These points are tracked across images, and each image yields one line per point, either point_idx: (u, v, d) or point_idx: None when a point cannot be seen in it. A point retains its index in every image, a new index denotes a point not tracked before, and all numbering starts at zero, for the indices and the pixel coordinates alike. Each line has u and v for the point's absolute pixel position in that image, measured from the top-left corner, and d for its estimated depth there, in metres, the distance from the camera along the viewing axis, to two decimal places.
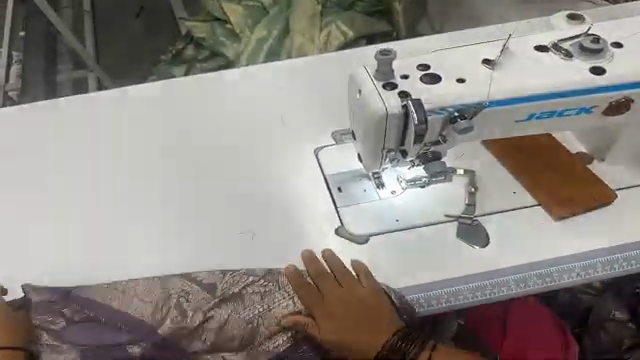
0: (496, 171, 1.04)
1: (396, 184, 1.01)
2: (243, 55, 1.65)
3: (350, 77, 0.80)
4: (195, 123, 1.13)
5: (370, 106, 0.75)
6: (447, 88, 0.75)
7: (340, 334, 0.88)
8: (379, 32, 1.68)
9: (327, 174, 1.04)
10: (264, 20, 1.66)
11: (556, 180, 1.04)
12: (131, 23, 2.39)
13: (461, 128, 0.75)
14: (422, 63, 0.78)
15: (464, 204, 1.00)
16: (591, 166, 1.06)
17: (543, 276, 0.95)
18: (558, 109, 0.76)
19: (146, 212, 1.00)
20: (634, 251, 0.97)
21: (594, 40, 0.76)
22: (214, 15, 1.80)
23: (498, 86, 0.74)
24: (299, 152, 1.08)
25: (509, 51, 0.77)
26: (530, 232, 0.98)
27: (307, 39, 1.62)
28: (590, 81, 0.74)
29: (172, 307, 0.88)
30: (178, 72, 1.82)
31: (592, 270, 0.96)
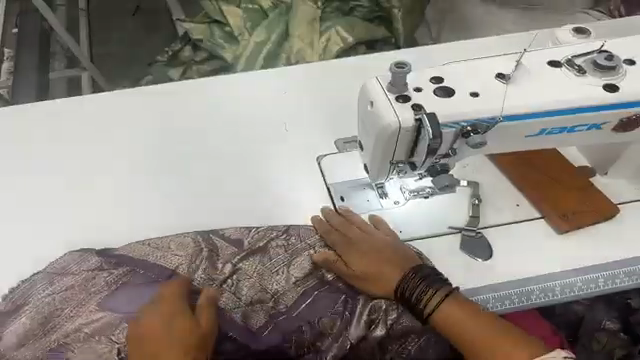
0: (497, 185, 1.10)
1: (399, 194, 1.07)
2: (241, 59, 1.84)
3: (362, 88, 0.81)
4: (210, 132, 1.19)
5: (383, 118, 0.77)
6: (460, 102, 0.76)
7: (365, 268, 0.94)
8: (378, 38, 1.87)
9: (333, 184, 1.09)
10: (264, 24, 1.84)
11: (563, 197, 1.08)
12: (128, 22, 2.61)
13: (476, 143, 0.76)
14: (436, 76, 0.79)
15: (469, 216, 1.05)
16: (594, 180, 1.11)
17: (545, 291, 0.99)
18: (569, 125, 0.77)
19: (162, 214, 1.06)
20: (635, 267, 1.02)
21: (608, 57, 0.76)
22: (213, 18, 1.99)
23: (511, 101, 0.75)
24: (305, 160, 1.14)
25: (523, 65, 0.78)
26: (533, 244, 1.03)
27: (306, 43, 1.78)
28: (603, 98, 0.75)
29: (204, 259, 0.95)
30: (175, 73, 2.01)
31: (594, 285, 1.00)
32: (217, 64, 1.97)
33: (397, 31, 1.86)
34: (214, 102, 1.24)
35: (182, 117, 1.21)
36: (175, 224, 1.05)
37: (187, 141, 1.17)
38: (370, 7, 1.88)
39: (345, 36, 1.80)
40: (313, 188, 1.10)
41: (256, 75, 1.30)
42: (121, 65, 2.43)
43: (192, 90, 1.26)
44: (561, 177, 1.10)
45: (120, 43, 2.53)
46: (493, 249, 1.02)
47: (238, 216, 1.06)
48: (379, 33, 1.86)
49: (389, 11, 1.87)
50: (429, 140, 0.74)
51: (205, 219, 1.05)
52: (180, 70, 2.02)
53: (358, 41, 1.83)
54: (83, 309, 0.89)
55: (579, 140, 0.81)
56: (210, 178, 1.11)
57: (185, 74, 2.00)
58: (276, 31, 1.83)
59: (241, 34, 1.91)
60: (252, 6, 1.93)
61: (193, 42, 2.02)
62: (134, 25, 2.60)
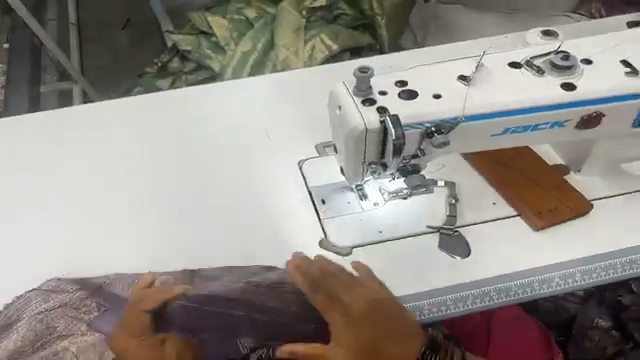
0: (474, 185, 1.09)
1: (378, 195, 1.06)
2: (228, 69, 1.85)
3: (330, 93, 0.83)
4: (191, 137, 1.17)
5: (350, 121, 0.78)
6: (422, 105, 0.77)
7: (363, 342, 0.82)
8: (364, 45, 1.87)
9: (313, 187, 1.09)
10: (250, 34, 1.86)
11: (539, 195, 1.07)
12: (118, 34, 2.62)
13: (439, 143, 0.78)
14: (399, 80, 0.81)
15: (446, 215, 1.04)
16: (568, 178, 1.10)
17: (523, 287, 0.99)
18: (533, 124, 0.78)
19: (141, 222, 1.04)
20: (614, 260, 1.01)
21: (564, 57, 0.78)
22: (200, 29, 2.03)
23: (472, 101, 0.77)
24: (286, 164, 1.13)
25: (484, 67, 0.79)
26: (512, 242, 1.03)
27: (292, 52, 1.80)
28: (560, 96, 0.76)
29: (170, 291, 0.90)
30: (164, 83, 2.02)
31: (572, 279, 1.00)
32: (204, 74, 1.97)
33: (381, 38, 1.86)
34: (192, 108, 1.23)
35: (160, 124, 1.20)
36: (152, 233, 1.03)
37: (163, 149, 1.16)
38: (354, 15, 1.90)
39: (329, 44, 1.81)
40: (293, 192, 1.09)
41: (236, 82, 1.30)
42: (109, 76, 2.45)
43: (169, 98, 1.24)
44: (536, 176, 1.10)
45: (107, 55, 2.54)
46: (472, 247, 1.02)
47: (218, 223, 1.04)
48: (363, 40, 1.86)
49: (372, 19, 1.86)
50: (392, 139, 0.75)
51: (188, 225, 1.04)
52: (169, 80, 2.03)
53: (343, 48, 1.83)
54: (75, 328, 0.90)
55: (550, 136, 0.81)
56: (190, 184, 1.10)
57: (173, 84, 2.00)
58: (261, 41, 1.86)
59: (227, 44, 1.94)
60: (238, 17, 1.98)
61: (181, 53, 2.05)
62: (122, 38, 2.61)
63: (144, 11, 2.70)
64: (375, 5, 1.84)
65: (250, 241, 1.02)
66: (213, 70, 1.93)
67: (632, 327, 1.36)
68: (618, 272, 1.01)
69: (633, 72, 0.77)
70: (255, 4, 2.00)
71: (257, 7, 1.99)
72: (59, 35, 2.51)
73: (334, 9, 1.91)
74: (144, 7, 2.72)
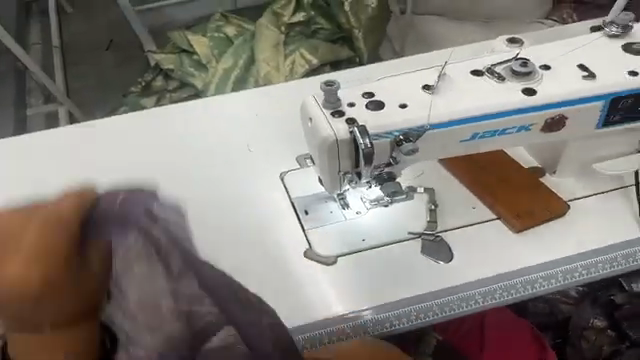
0: (451, 190, 1.02)
1: (360, 204, 1.01)
2: (211, 85, 1.85)
3: (301, 106, 0.85)
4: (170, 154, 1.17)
5: (321, 132, 0.79)
6: (388, 115, 0.79)
7: None
8: (344, 58, 1.88)
9: (295, 198, 1.06)
10: (231, 50, 1.89)
11: (512, 198, 0.99)
12: (102, 54, 2.62)
13: (408, 150, 0.79)
14: (367, 91, 0.82)
15: (426, 220, 0.99)
16: (543, 179, 1.01)
17: (510, 288, 0.91)
18: (500, 128, 0.79)
19: None
20: (616, 253, 0.92)
21: (522, 64, 0.79)
22: (181, 48, 2.04)
23: (436, 109, 0.78)
24: (266, 176, 1.12)
25: (447, 76, 0.81)
26: (494, 247, 0.95)
27: (272, 68, 1.82)
28: (522, 101, 0.77)
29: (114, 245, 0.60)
30: (148, 102, 1.99)
31: (571, 276, 0.91)
32: (189, 91, 1.97)
33: (360, 51, 1.85)
34: (171, 126, 1.23)
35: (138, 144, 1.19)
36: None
37: (140, 168, 1.15)
38: (331, 29, 1.90)
39: (309, 58, 1.83)
40: (274, 203, 1.06)
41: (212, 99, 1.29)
42: (96, 97, 2.44)
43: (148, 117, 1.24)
44: (509, 178, 1.02)
45: (91, 76, 2.53)
46: (455, 251, 0.95)
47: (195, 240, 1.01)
48: (343, 53, 1.87)
49: (350, 32, 1.86)
50: (361, 148, 0.77)
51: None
52: (153, 98, 2.00)
53: (323, 62, 1.85)
54: None
55: (521, 139, 0.81)
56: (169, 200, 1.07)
57: (158, 102, 1.98)
58: (243, 57, 1.88)
59: (209, 61, 1.95)
60: (218, 35, 2.01)
61: (165, 71, 2.06)
62: (107, 58, 2.60)
63: (127, 31, 2.70)
64: (351, 16, 1.82)
65: (231, 254, 0.98)
66: (197, 87, 1.93)
67: (628, 326, 1.30)
68: (606, 268, 0.92)
69: (590, 76, 0.77)
70: (234, 21, 2.06)
71: (237, 25, 2.04)
72: (43, 59, 2.60)
73: (312, 24, 1.91)
74: (128, 28, 2.73)
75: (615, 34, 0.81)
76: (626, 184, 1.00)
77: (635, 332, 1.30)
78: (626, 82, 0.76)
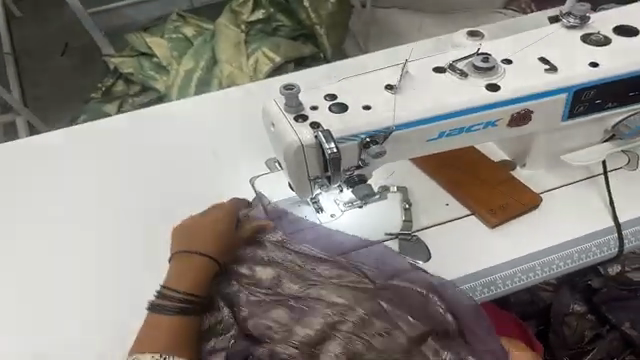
0: (425, 187, 1.01)
1: (334, 206, 0.97)
2: (173, 89, 1.76)
3: (262, 111, 0.81)
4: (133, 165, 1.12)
5: (285, 138, 0.76)
6: (353, 118, 0.76)
7: None
8: (308, 55, 1.83)
9: (270, 204, 0.97)
10: (190, 51, 1.80)
11: (485, 193, 0.98)
12: (57, 60, 2.49)
13: (376, 153, 0.77)
14: (329, 93, 0.79)
15: (401, 220, 0.96)
16: (514, 173, 1.00)
17: (488, 285, 0.90)
18: (466, 125, 0.77)
19: (82, 261, 0.96)
20: (591, 242, 0.92)
21: (484, 59, 0.77)
22: (139, 51, 1.96)
23: (401, 109, 0.76)
24: (236, 183, 1.08)
25: (409, 74, 0.79)
26: (469, 244, 0.93)
27: (236, 68, 1.75)
28: (486, 97, 0.75)
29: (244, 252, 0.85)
30: (110, 108, 1.89)
31: (548, 268, 0.91)
32: (152, 94, 1.88)
33: (323, 46, 1.81)
34: (131, 135, 1.17)
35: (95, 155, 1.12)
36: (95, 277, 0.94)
37: (99, 182, 1.08)
38: (292, 25, 1.86)
39: (272, 56, 1.77)
40: None
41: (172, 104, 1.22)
42: (55, 104, 2.32)
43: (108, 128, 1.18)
44: (481, 172, 1.00)
45: (47, 82, 2.40)
46: (432, 250, 0.93)
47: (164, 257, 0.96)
48: (305, 50, 1.82)
49: (311, 29, 1.83)
50: (327, 153, 0.73)
51: (133, 266, 0.95)
52: (116, 104, 1.90)
53: (286, 60, 1.79)
54: None
55: (490, 135, 0.80)
56: (134, 215, 1.02)
57: (121, 108, 1.88)
58: (204, 58, 1.80)
59: (169, 63, 1.87)
60: (177, 35, 1.93)
61: (125, 76, 1.98)
62: (63, 64, 2.47)
63: (83, 34, 2.57)
64: (311, 12, 1.81)
65: None
66: (160, 90, 1.85)
67: (606, 310, 1.34)
68: (583, 259, 0.91)
69: (552, 69, 0.76)
70: (191, 21, 1.99)
71: (195, 25, 1.97)
72: None
73: (272, 21, 1.87)
74: (82, 30, 2.60)
75: (573, 25, 0.80)
76: (594, 174, 0.99)
77: (615, 315, 1.33)
78: (589, 72, 0.76)
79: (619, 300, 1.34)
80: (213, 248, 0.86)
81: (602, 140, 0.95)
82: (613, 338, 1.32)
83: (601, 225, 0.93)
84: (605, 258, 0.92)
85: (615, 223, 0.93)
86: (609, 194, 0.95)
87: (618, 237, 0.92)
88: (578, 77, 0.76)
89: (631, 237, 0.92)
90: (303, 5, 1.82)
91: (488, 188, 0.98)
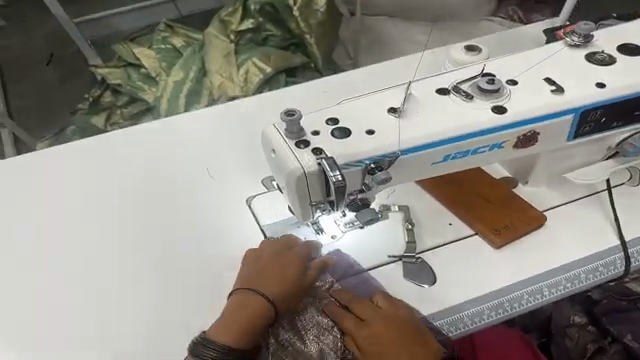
0: (427, 207, 0.99)
1: (334, 227, 0.96)
2: (162, 99, 1.71)
3: (262, 135, 0.78)
4: (128, 186, 1.09)
5: (287, 165, 0.74)
6: (355, 143, 0.74)
7: None
8: (298, 64, 1.75)
9: (268, 229, 0.99)
10: (179, 63, 1.75)
11: (489, 209, 0.96)
12: (42, 70, 2.44)
13: (381, 179, 0.74)
14: (331, 117, 0.77)
15: (405, 242, 0.94)
16: (516, 190, 0.99)
17: (496, 308, 0.88)
18: (471, 148, 0.76)
19: (78, 291, 0.94)
20: (596, 262, 0.91)
21: (489, 81, 0.76)
22: (127, 61, 1.92)
23: (405, 133, 0.74)
24: (233, 205, 1.05)
25: (412, 97, 0.77)
26: (475, 265, 0.91)
27: (226, 78, 1.68)
28: (493, 121, 0.74)
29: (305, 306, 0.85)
30: (98, 120, 1.86)
31: (556, 289, 0.89)
32: (141, 106, 1.84)
33: (313, 55, 1.74)
34: (126, 157, 1.15)
35: (88, 179, 1.11)
36: (93, 307, 0.92)
37: (93, 207, 1.06)
38: (282, 35, 1.77)
39: (262, 67, 1.69)
40: (245, 234, 1.00)
41: (167, 124, 1.21)
42: (41, 116, 2.26)
43: (103, 149, 1.17)
44: (485, 189, 0.99)
45: (34, 93, 2.35)
46: (436, 272, 0.91)
47: (163, 284, 0.95)
48: (296, 60, 1.73)
49: (301, 37, 1.75)
50: (332, 181, 0.71)
51: (133, 294, 0.94)
52: (103, 116, 1.87)
53: (278, 71, 1.71)
54: None
55: (495, 156, 0.78)
56: (130, 242, 1.00)
57: (109, 120, 1.85)
58: (193, 69, 1.74)
59: (158, 74, 1.83)
60: (165, 46, 1.89)
61: (113, 86, 1.93)
62: (49, 74, 2.41)
63: (69, 43, 2.52)
64: (301, 22, 1.73)
65: (200, 296, 0.93)
66: (149, 102, 1.81)
67: (606, 322, 1.31)
68: (590, 278, 0.90)
69: (559, 90, 0.75)
70: (180, 31, 1.94)
71: (184, 35, 1.93)
72: None
73: (262, 31, 1.78)
74: (69, 39, 2.54)
75: (576, 44, 0.79)
76: (599, 190, 0.98)
77: (615, 327, 1.29)
78: (596, 94, 0.75)
79: (619, 311, 1.31)
80: (281, 297, 0.82)
81: (605, 157, 0.94)
82: (615, 351, 1.27)
83: (608, 243, 0.92)
84: (611, 277, 0.91)
85: (620, 241, 0.92)
86: (614, 211, 0.95)
87: (624, 255, 0.91)
88: (586, 98, 0.75)
89: (637, 255, 0.92)
90: (293, 14, 1.73)
91: (490, 204, 0.97)
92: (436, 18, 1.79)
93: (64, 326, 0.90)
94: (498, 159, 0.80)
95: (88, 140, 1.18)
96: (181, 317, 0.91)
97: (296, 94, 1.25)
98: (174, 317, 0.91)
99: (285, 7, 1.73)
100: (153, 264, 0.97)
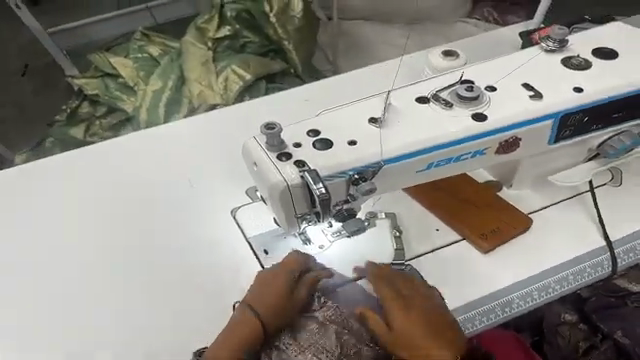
0: (413, 213, 0.99)
1: (322, 237, 0.95)
2: (142, 110, 1.68)
3: (242, 149, 0.77)
4: (107, 202, 1.06)
5: (269, 178, 0.72)
6: (338, 155, 0.73)
7: None
8: (278, 70, 1.73)
9: (255, 241, 0.98)
10: (157, 72, 1.72)
11: (475, 214, 0.97)
12: (17, 81, 2.37)
13: (365, 190, 0.73)
14: (313, 128, 0.76)
15: (393, 250, 0.93)
16: (501, 193, 1.00)
17: (486, 313, 0.88)
18: (455, 155, 0.76)
19: (58, 313, 0.91)
20: (584, 264, 0.92)
21: (469, 88, 0.76)
22: (104, 71, 1.88)
23: (388, 143, 0.73)
24: (216, 218, 1.03)
25: (393, 106, 0.77)
26: (463, 271, 0.91)
27: (205, 86, 1.65)
28: (474, 128, 0.74)
29: (305, 320, 0.80)
30: (76, 132, 1.81)
31: (546, 292, 0.90)
32: (120, 116, 1.80)
33: (293, 61, 1.73)
34: (105, 172, 1.12)
35: (66, 196, 1.08)
36: (75, 329, 0.89)
37: (71, 225, 1.03)
38: (260, 41, 1.76)
39: (242, 74, 1.66)
40: (230, 248, 0.98)
41: (146, 137, 1.18)
42: (17, 129, 2.20)
43: (81, 165, 1.13)
44: (470, 193, 0.99)
45: (8, 106, 2.28)
46: (425, 279, 0.91)
47: (147, 302, 0.92)
48: (275, 66, 1.71)
49: (280, 43, 1.74)
50: (316, 194, 0.70)
51: (116, 314, 0.91)
52: (81, 127, 1.82)
53: (258, 77, 1.69)
54: None
55: (479, 163, 0.79)
56: (110, 259, 0.97)
57: (88, 132, 1.80)
58: (171, 78, 1.71)
59: (136, 83, 1.79)
60: (141, 55, 1.86)
61: (90, 97, 1.88)
62: (24, 86, 2.35)
63: (43, 54, 2.46)
64: (279, 28, 1.72)
65: (186, 313, 0.90)
66: (128, 112, 1.77)
67: (597, 319, 1.34)
68: (579, 280, 0.91)
69: (537, 96, 0.76)
70: (156, 39, 1.91)
71: (161, 44, 1.90)
72: None
73: (240, 37, 1.77)
74: (43, 50, 2.48)
75: (551, 49, 0.80)
76: (582, 191, 1.00)
77: (606, 324, 1.32)
78: (574, 98, 0.75)
79: (610, 308, 1.33)
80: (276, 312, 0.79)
81: (587, 158, 0.96)
82: (607, 348, 1.29)
83: (593, 244, 0.93)
84: (599, 278, 0.92)
85: (606, 242, 0.93)
86: (598, 212, 0.96)
87: (611, 256, 0.92)
88: (565, 102, 0.75)
89: (623, 255, 0.93)
90: (270, 20, 1.71)
91: (475, 209, 0.98)
92: (412, 21, 1.81)
93: (43, 352, 0.87)
94: (481, 165, 0.80)
95: (64, 155, 1.15)
96: (167, 336, 0.88)
97: (277, 103, 1.24)
98: (159, 335, 0.88)
99: (262, 14, 1.72)
100: (136, 281, 0.94)
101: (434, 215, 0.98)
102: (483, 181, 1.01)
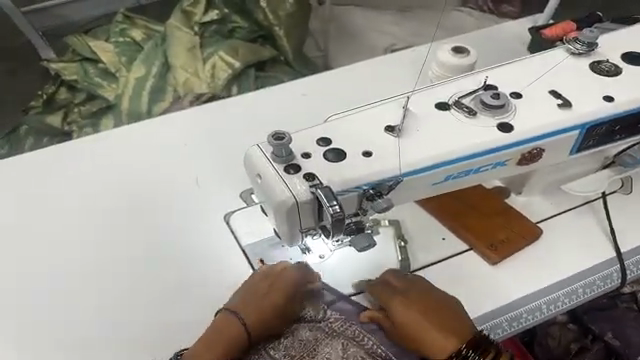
0: (420, 221, 0.93)
1: (323, 246, 0.88)
2: (123, 98, 1.55)
3: (245, 158, 0.70)
4: (88, 203, 0.98)
5: (275, 193, 0.66)
6: (351, 167, 0.67)
7: None
8: (267, 57, 1.62)
9: (250, 251, 0.90)
10: (140, 58, 1.59)
11: (483, 222, 0.92)
12: None
13: (381, 207, 0.68)
14: (322, 137, 0.70)
15: (399, 260, 0.88)
16: (510, 201, 0.95)
17: (494, 328, 0.85)
18: (475, 167, 0.71)
19: (40, 328, 0.83)
20: (592, 277, 0.89)
21: (493, 96, 0.71)
22: (83, 56, 1.75)
23: (408, 155, 0.68)
24: (208, 222, 0.96)
25: (410, 113, 0.72)
26: (476, 283, 0.87)
27: (191, 73, 1.55)
28: (497, 141, 0.69)
29: (298, 329, 0.76)
30: (53, 119, 1.67)
31: (554, 305, 0.87)
32: (100, 103, 1.65)
33: (283, 49, 1.65)
34: (85, 169, 1.03)
35: (44, 197, 0.99)
36: (59, 347, 0.82)
37: (50, 230, 0.94)
38: (249, 27, 1.67)
39: (230, 61, 1.56)
40: (224, 256, 0.91)
41: (130, 132, 1.10)
42: None
43: (58, 162, 1.04)
44: (480, 201, 0.95)
45: None
46: None
47: (139, 316, 0.85)
48: (265, 53, 1.61)
49: (270, 30, 1.66)
50: (329, 212, 0.64)
51: (104, 329, 0.83)
52: (60, 114, 1.68)
53: (246, 64, 1.59)
54: None
55: (497, 174, 0.74)
56: (96, 269, 0.89)
57: (66, 119, 1.66)
58: (156, 64, 1.59)
59: (118, 70, 1.67)
60: (123, 39, 1.74)
61: (68, 83, 1.74)
62: None
63: None
64: (269, 13, 1.65)
65: (177, 328, 0.84)
66: (109, 99, 1.64)
67: (588, 320, 1.25)
68: (587, 292, 0.89)
69: (566, 104, 0.72)
70: (139, 22, 1.80)
71: (144, 27, 1.78)
72: None
73: (227, 22, 1.67)
74: None
75: (578, 52, 0.77)
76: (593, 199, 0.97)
77: (597, 325, 1.24)
78: (604, 108, 0.72)
79: (599, 309, 1.26)
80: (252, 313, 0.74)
81: (602, 165, 0.93)
82: (598, 349, 1.22)
83: (603, 258, 0.90)
84: (607, 289, 0.90)
85: (617, 254, 0.90)
86: (610, 223, 0.93)
87: (621, 268, 0.90)
88: (593, 113, 0.72)
89: (633, 267, 0.91)
90: (260, 5, 1.65)
91: (484, 216, 0.93)
92: (405, 9, 1.72)
93: None
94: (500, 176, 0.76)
95: (39, 151, 1.05)
96: (160, 350, 0.82)
97: (269, 97, 1.17)
98: (150, 351, 0.82)
99: None
100: (125, 293, 0.87)
101: (441, 222, 0.93)
102: (493, 187, 0.96)
